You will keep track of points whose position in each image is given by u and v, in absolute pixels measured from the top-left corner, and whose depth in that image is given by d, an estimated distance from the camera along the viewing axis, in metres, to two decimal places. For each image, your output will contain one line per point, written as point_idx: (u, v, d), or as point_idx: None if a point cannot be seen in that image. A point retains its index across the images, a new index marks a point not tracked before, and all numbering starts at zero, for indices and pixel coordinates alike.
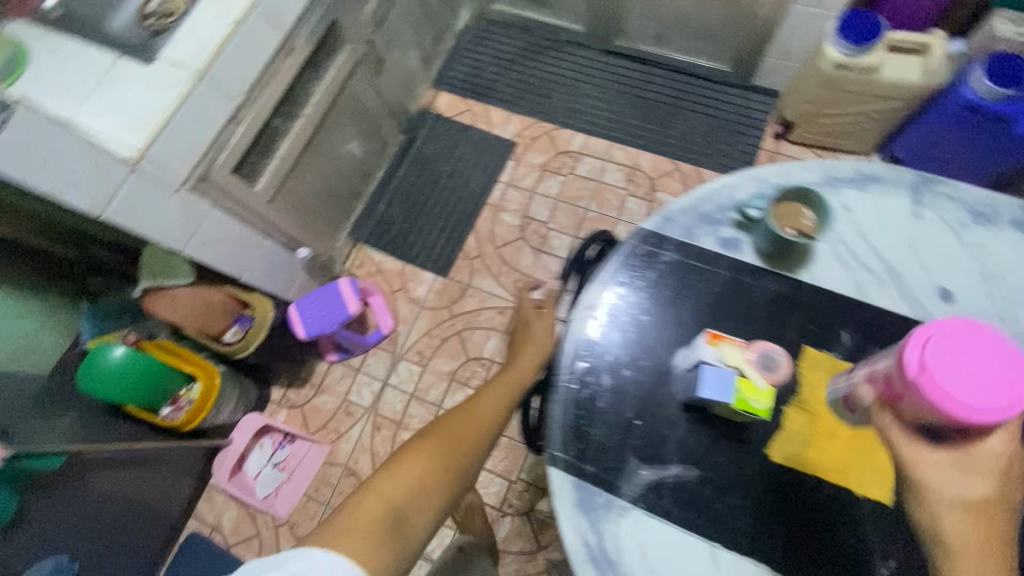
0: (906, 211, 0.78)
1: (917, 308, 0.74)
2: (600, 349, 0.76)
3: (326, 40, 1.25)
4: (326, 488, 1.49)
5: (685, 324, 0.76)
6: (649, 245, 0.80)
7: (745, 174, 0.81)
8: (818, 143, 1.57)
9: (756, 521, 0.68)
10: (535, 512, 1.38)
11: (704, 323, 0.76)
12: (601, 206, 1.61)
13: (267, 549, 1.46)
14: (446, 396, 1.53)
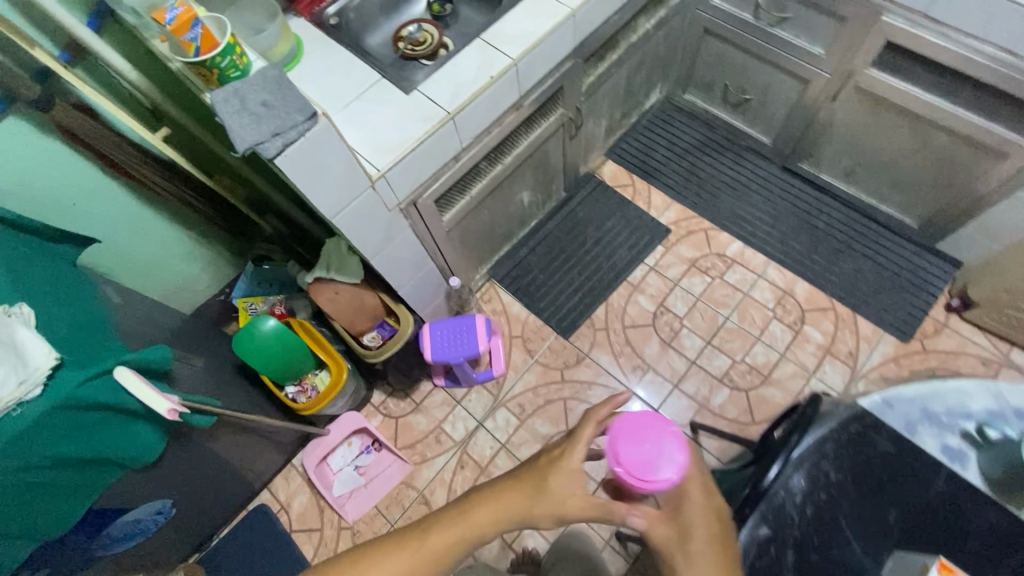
0: None
1: None
2: (788, 519, 0.73)
3: (547, 103, 1.31)
4: (396, 508, 1.50)
5: (891, 529, 0.70)
6: (865, 426, 0.76)
7: (981, 385, 0.78)
8: (997, 330, 1.46)
9: None
10: None
11: (913, 535, 0.70)
12: (743, 321, 1.58)
13: (325, 546, 1.48)
14: None
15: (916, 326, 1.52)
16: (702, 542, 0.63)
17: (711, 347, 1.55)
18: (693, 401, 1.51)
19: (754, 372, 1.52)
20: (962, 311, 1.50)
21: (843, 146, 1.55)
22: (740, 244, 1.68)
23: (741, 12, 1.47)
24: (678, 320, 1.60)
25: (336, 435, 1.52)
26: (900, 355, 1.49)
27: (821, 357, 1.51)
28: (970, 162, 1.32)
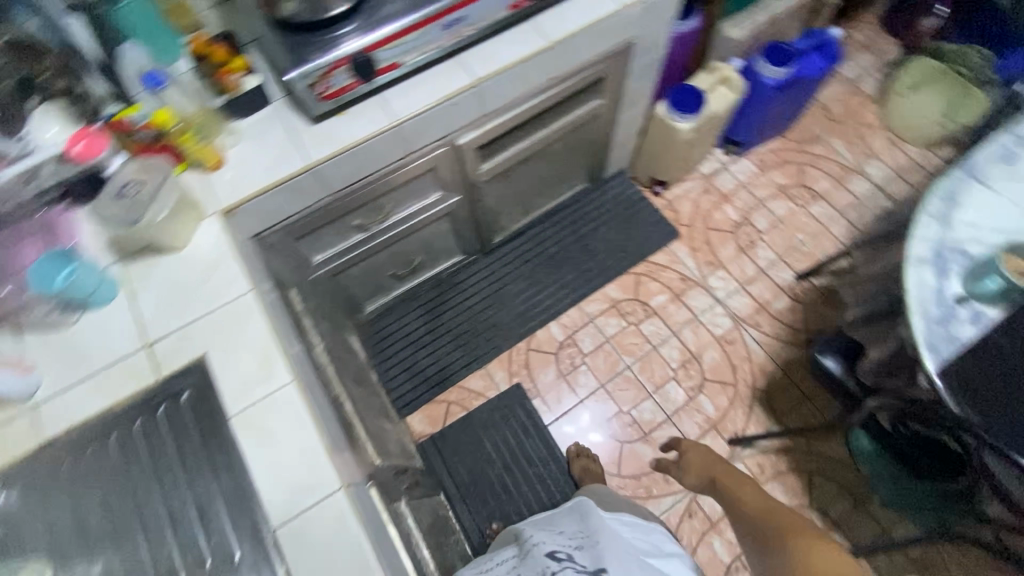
0: (941, 223, 0.95)
1: (982, 242, 0.94)
2: (966, 383, 0.84)
3: (404, 516, 0.98)
4: None
5: (974, 396, 0.83)
6: (949, 335, 0.86)
7: (917, 255, 0.92)
8: (687, 173, 1.86)
9: None
10: None
11: (953, 377, 0.84)
12: (634, 352, 1.67)
13: None
14: None
15: (668, 221, 1.82)
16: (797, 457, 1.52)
17: (657, 391, 1.61)
18: (708, 432, 1.56)
19: (688, 361, 1.65)
20: (667, 189, 1.87)
21: (509, 204, 1.63)
22: (561, 319, 1.72)
23: (351, 238, 1.31)
24: (623, 411, 1.60)
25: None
26: (690, 244, 1.79)
27: (682, 303, 1.72)
28: (583, 134, 1.54)
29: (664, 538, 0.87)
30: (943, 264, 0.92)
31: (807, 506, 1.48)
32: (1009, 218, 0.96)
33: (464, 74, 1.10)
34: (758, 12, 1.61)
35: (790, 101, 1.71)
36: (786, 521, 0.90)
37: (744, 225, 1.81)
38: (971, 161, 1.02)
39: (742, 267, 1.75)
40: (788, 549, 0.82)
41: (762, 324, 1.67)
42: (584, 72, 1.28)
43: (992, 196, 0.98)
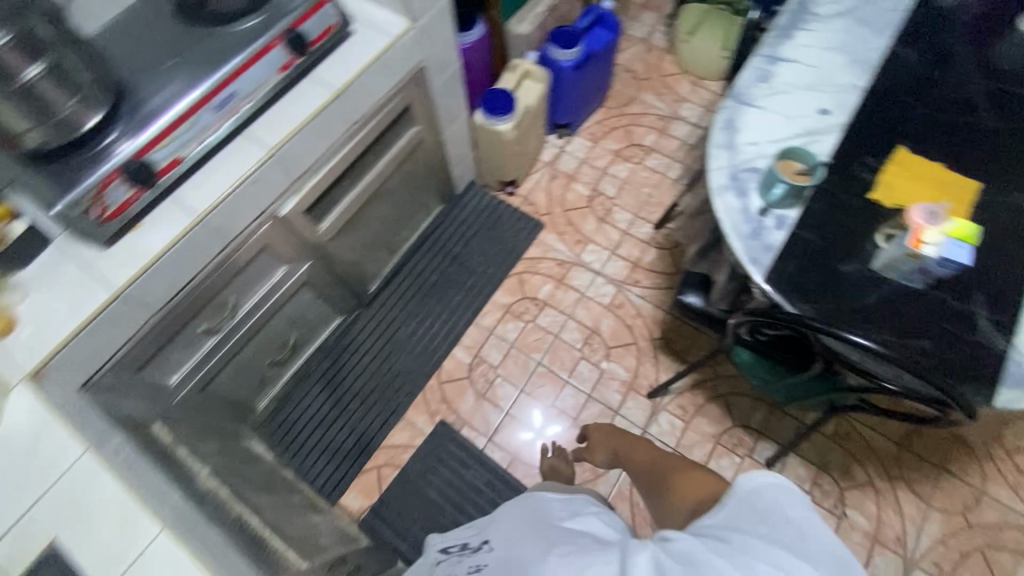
0: (727, 151, 1.07)
1: (765, 154, 1.07)
2: (790, 279, 0.95)
3: None
4: None
5: (797, 291, 0.94)
6: (763, 243, 0.98)
7: (716, 186, 1.04)
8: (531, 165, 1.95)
9: (891, 302, 0.93)
10: (832, 466, 1.55)
11: (776, 278, 0.95)
12: (539, 348, 1.71)
13: None
14: None
15: (529, 217, 1.89)
16: (713, 385, 1.64)
17: (571, 376, 1.67)
18: (628, 394, 1.64)
19: (590, 337, 1.71)
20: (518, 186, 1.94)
21: (372, 249, 1.61)
22: (462, 341, 1.72)
23: (204, 344, 1.23)
24: (548, 406, 1.63)
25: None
26: (555, 231, 1.87)
27: (567, 286, 1.79)
28: (415, 163, 1.55)
29: (588, 502, 0.91)
30: (741, 185, 1.03)
31: (731, 427, 1.59)
32: (781, 124, 1.10)
33: (256, 145, 1.08)
34: (537, 4, 1.73)
35: (593, 74, 1.84)
36: (668, 465, 1.04)
37: (597, 196, 1.92)
38: (738, 88, 1.15)
39: (608, 235, 1.85)
40: (670, 487, 0.96)
41: (642, 280, 1.78)
42: (388, 106, 1.30)
43: (763, 110, 1.12)
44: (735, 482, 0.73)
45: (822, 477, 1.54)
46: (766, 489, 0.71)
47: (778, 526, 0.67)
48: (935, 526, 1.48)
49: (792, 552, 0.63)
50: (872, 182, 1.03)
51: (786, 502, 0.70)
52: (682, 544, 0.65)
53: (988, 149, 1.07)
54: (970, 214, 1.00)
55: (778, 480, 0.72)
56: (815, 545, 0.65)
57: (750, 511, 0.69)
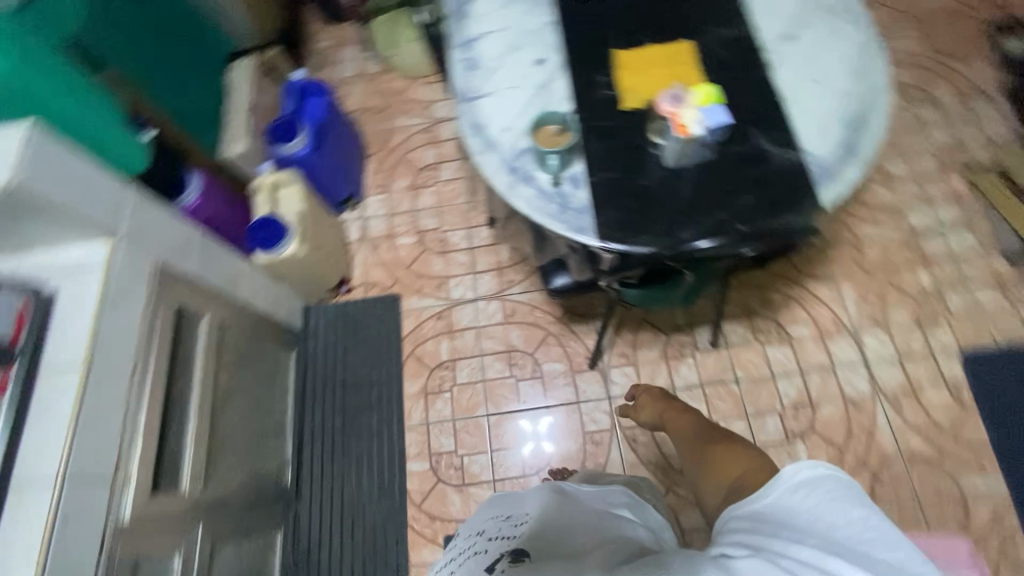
0: (490, 151, 1.04)
1: (522, 130, 1.05)
2: (618, 223, 0.96)
3: None
4: (892, 505, 1.43)
5: (632, 231, 0.95)
6: (577, 210, 0.98)
7: (504, 186, 1.01)
8: (346, 253, 1.83)
9: (703, 187, 0.97)
10: (757, 306, 1.66)
11: (608, 231, 0.95)
12: (478, 401, 1.64)
13: (970, 515, 1.41)
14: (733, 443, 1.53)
15: (381, 298, 1.78)
16: (632, 317, 1.68)
17: (523, 403, 1.62)
18: (576, 377, 1.64)
19: (511, 357, 1.67)
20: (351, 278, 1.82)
21: (258, 448, 1.42)
22: (410, 451, 1.59)
23: None
24: (523, 443, 1.58)
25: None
26: (414, 293, 1.78)
27: (460, 330, 1.72)
28: (236, 344, 1.38)
29: (627, 493, 0.94)
30: (523, 172, 1.01)
31: (668, 338, 1.65)
32: (516, 96, 1.09)
33: (40, 484, 0.87)
34: (236, 116, 1.63)
35: (342, 142, 1.78)
36: (717, 436, 1.04)
37: (425, 236, 1.85)
38: (459, 88, 1.12)
39: (458, 262, 1.80)
40: (710, 457, 0.99)
41: (515, 277, 1.76)
42: (156, 324, 1.10)
43: (493, 93, 1.10)
44: (783, 474, 0.74)
45: (757, 320, 1.65)
46: (822, 485, 0.71)
47: (835, 528, 0.67)
48: (852, 291, 1.65)
49: (858, 562, 0.62)
50: (617, 95, 1.06)
51: (844, 504, 0.69)
52: (746, 561, 0.65)
53: (676, 6, 1.14)
54: (701, 71, 1.06)
55: (833, 472, 0.72)
56: (873, 547, 0.65)
57: (798, 512, 0.70)
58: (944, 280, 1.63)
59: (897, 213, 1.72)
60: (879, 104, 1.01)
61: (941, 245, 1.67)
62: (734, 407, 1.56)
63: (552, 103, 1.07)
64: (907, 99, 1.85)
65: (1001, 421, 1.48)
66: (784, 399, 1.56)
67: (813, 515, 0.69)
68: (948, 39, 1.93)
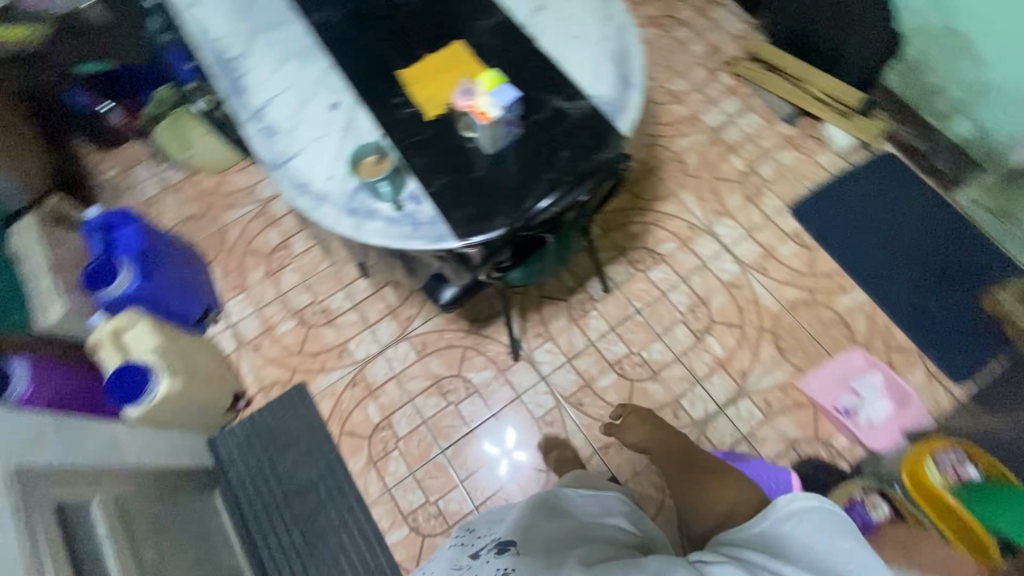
0: (323, 203, 1.03)
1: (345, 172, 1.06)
2: (469, 218, 1.00)
3: None
4: (798, 352, 1.64)
5: (483, 220, 1.00)
6: (427, 221, 1.00)
7: (351, 229, 1.01)
8: (229, 366, 1.72)
9: (526, 158, 1.04)
10: (626, 242, 1.83)
11: (463, 228, 0.99)
12: (428, 441, 1.61)
13: (853, 330, 1.66)
14: (661, 365, 1.66)
15: (288, 393, 1.69)
16: (530, 300, 1.76)
17: (470, 423, 1.62)
18: (507, 375, 1.67)
19: (440, 387, 1.66)
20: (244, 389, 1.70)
21: None
22: (385, 523, 1.53)
23: None
24: (486, 458, 1.59)
25: (872, 429, 1.52)
26: (319, 372, 1.70)
27: (380, 385, 1.68)
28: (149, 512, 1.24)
29: (619, 498, 1.20)
30: (363, 209, 1.02)
31: (568, 302, 1.75)
32: (325, 144, 1.09)
33: None
34: (38, 282, 1.48)
35: (174, 261, 1.66)
36: (699, 462, 1.32)
37: (306, 314, 1.78)
38: (268, 159, 1.10)
39: (350, 323, 1.75)
40: (703, 480, 1.27)
41: (410, 311, 1.75)
42: (37, 534, 0.94)
43: (302, 150, 1.09)
44: (781, 504, 1.03)
45: (631, 254, 1.81)
46: (809, 515, 1.00)
47: (816, 553, 0.96)
48: (691, 197, 1.87)
49: None
50: (418, 109, 1.10)
51: (839, 536, 0.97)
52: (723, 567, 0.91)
53: (435, 13, 1.21)
54: (481, 63, 1.14)
55: (825, 507, 1.01)
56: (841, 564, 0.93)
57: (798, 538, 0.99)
58: (752, 157, 1.90)
59: (695, 120, 1.98)
60: (631, 36, 1.16)
61: (737, 131, 1.95)
62: (647, 334, 1.70)
63: (362, 137, 1.09)
64: (661, 27, 2.13)
65: (839, 247, 1.76)
66: (682, 308, 1.72)
67: (797, 542, 0.98)
68: None
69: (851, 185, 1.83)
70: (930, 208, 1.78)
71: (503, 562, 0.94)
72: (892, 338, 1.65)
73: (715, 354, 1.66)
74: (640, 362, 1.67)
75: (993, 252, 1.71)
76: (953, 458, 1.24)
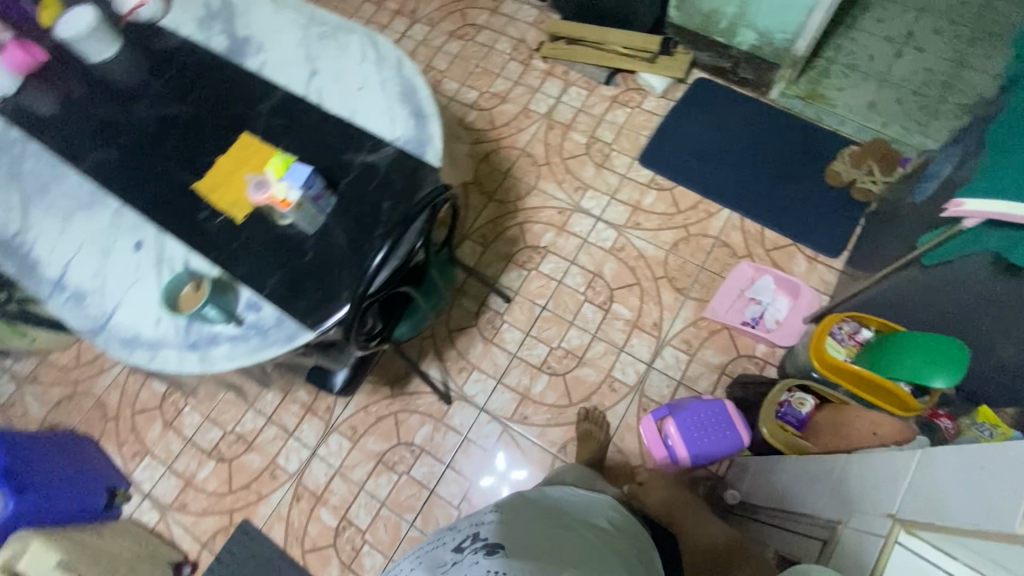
0: (157, 348, 0.96)
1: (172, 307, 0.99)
2: (313, 305, 0.96)
3: None
4: (695, 286, 1.72)
5: (327, 301, 0.96)
6: (274, 324, 0.95)
7: (198, 363, 0.94)
8: (158, 539, 1.57)
9: (349, 223, 1.01)
10: (508, 249, 1.84)
11: (310, 316, 0.95)
12: (392, 522, 1.54)
13: (734, 247, 1.75)
14: (583, 349, 1.68)
15: (232, 538, 1.56)
16: (440, 340, 1.72)
17: (427, 485, 1.56)
18: (446, 421, 1.62)
19: (384, 462, 1.59)
20: (185, 555, 1.56)
21: None
22: None
23: None
24: (455, 512, 1.54)
25: (782, 327, 1.61)
26: (258, 502, 1.59)
27: (325, 487, 1.59)
28: None
29: (606, 502, 1.06)
30: (202, 338, 0.95)
31: (477, 327, 1.73)
32: (141, 286, 1.01)
33: None
34: None
35: (47, 459, 1.49)
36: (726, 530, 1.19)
37: (221, 449, 1.66)
38: (84, 326, 1.00)
39: (270, 439, 1.65)
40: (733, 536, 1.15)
41: (327, 400, 1.66)
42: None
43: (118, 302, 1.00)
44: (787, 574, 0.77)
45: (517, 258, 1.82)
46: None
47: None
48: (551, 185, 1.91)
49: None
50: (225, 216, 1.05)
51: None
52: None
53: (212, 114, 1.16)
54: (273, 147, 1.09)
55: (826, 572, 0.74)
56: None
57: None
58: (590, 128, 1.98)
59: (527, 113, 2.03)
60: (409, 68, 1.15)
61: (568, 109, 2.02)
62: (560, 326, 1.71)
63: (178, 265, 1.02)
64: (464, 39, 2.17)
65: (693, 178, 1.86)
66: (581, 288, 1.76)
67: None
68: None
69: (682, 119, 1.94)
70: (754, 114, 1.92)
71: (492, 564, 0.77)
72: (768, 240, 1.76)
73: (627, 317, 1.70)
74: (564, 355, 1.68)
75: (818, 132, 1.87)
76: (848, 328, 1.32)
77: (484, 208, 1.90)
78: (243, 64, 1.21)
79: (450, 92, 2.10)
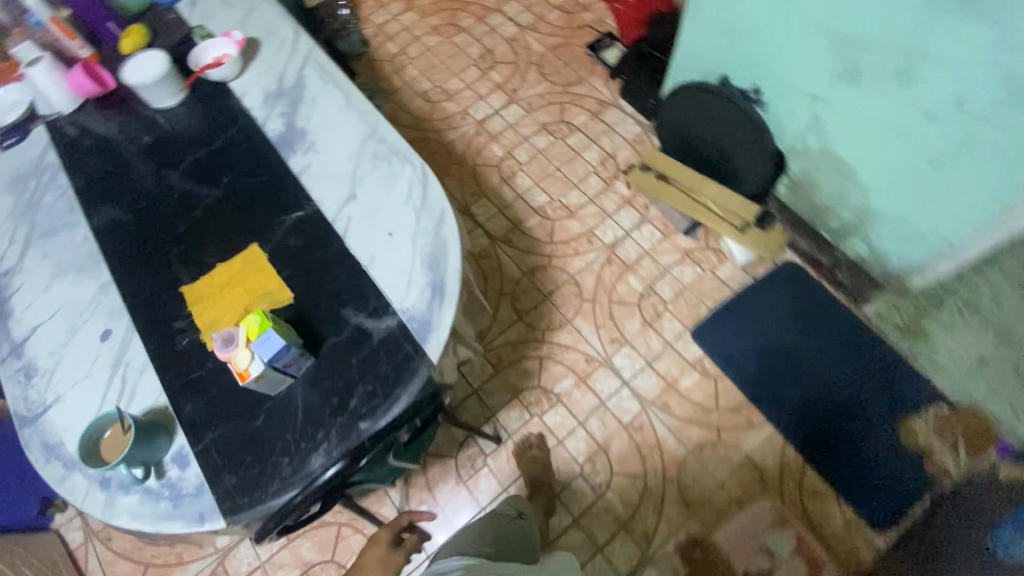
0: (69, 470, 0.87)
1: None
2: (237, 488, 0.84)
3: None
4: (705, 504, 1.49)
5: (254, 488, 0.84)
6: (191, 493, 0.84)
7: (99, 505, 0.84)
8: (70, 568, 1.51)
9: (313, 400, 0.89)
10: (518, 382, 1.68)
11: (230, 501, 0.83)
12: None
13: (763, 475, 1.52)
14: (557, 528, 1.50)
15: None
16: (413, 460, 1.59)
17: None
18: None
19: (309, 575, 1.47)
20: None
21: None
22: None
23: None
24: None
25: None
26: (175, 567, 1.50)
27: None
28: None
29: None
30: (116, 478, 0.85)
31: (455, 459, 1.58)
32: (86, 387, 0.93)
33: None
34: None
35: None
36: None
37: None
38: (20, 410, 0.93)
39: None
40: None
41: None
42: None
43: (60, 396, 0.93)
44: None
45: (524, 395, 1.66)
46: None
47: None
48: (587, 325, 1.74)
49: None
50: (198, 338, 0.95)
51: None
52: None
53: (234, 209, 1.07)
54: (276, 272, 1.00)
55: None
56: None
57: None
58: (650, 277, 1.79)
59: (590, 237, 1.87)
60: (449, 228, 1.00)
61: (634, 247, 1.84)
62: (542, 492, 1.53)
63: (128, 377, 0.93)
64: (552, 137, 2.04)
65: (744, 376, 1.63)
66: (580, 458, 1.56)
67: None
68: (562, 71, 2.17)
69: (755, 303, 1.72)
70: (838, 324, 1.67)
71: None
72: (805, 481, 1.51)
73: (617, 511, 1.50)
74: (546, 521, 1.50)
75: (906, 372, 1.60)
76: None
77: (510, 327, 1.76)
78: (286, 160, 1.12)
79: (521, 188, 1.97)
